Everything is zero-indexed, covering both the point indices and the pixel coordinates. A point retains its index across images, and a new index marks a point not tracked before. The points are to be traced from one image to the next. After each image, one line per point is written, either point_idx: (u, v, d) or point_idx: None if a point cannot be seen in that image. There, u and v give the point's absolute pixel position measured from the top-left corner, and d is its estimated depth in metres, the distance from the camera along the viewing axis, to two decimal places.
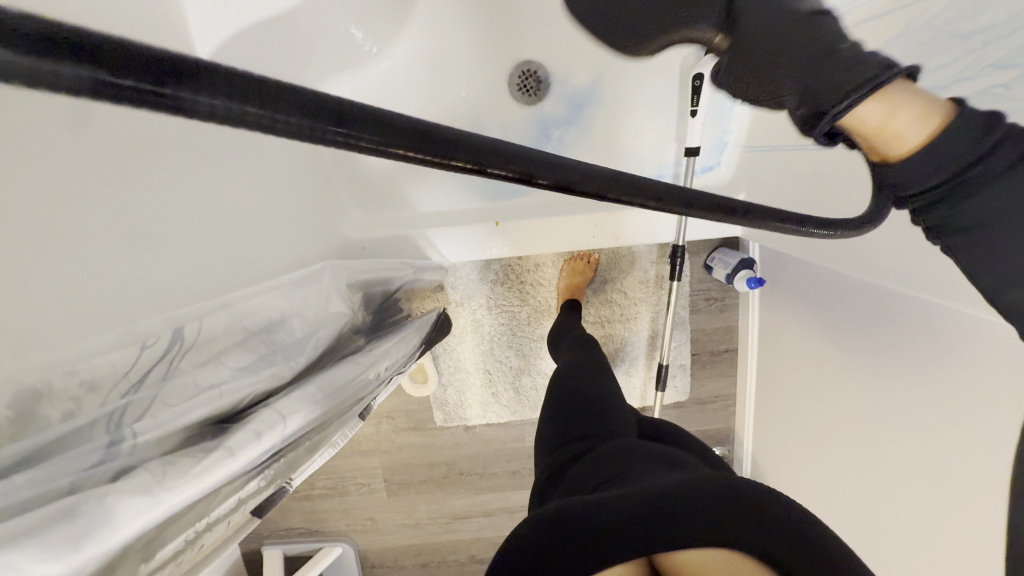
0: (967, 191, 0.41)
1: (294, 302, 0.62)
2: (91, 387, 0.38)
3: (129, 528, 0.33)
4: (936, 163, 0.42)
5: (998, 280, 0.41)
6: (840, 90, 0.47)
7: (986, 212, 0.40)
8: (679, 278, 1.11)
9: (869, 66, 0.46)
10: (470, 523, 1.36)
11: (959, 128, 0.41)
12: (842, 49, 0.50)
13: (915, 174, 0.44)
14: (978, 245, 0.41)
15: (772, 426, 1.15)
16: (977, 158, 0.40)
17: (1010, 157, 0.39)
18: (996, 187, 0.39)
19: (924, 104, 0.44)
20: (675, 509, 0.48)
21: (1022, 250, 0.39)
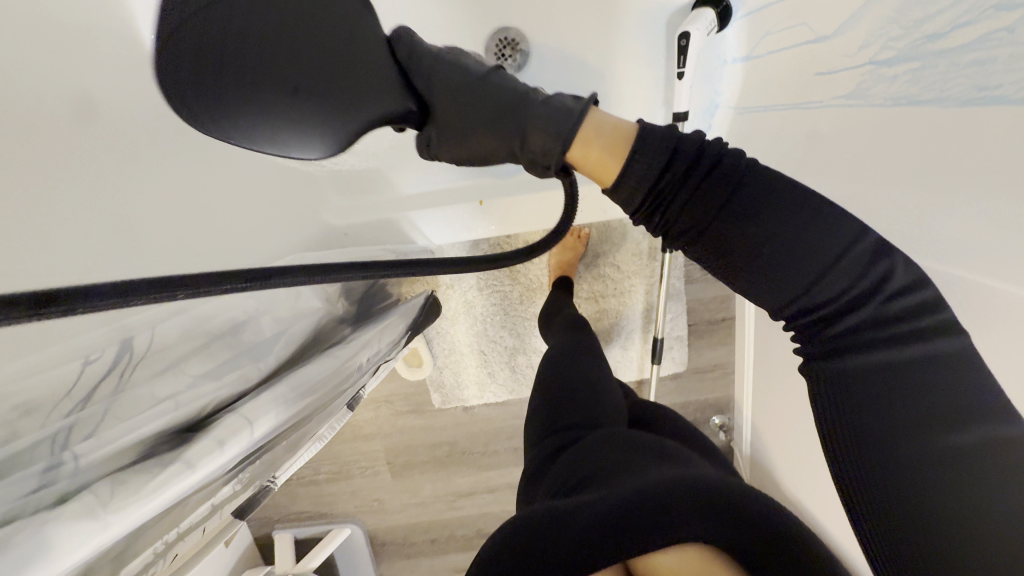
0: (690, 185, 0.43)
1: (263, 301, 0.61)
2: (26, 411, 0.37)
3: (74, 553, 0.33)
4: (638, 178, 0.45)
5: (765, 270, 0.42)
6: (558, 125, 0.52)
7: (719, 198, 0.42)
8: (671, 250, 1.08)
9: (562, 104, 0.54)
10: (475, 500, 1.37)
11: (649, 134, 0.46)
12: (529, 100, 0.58)
13: (625, 189, 0.46)
14: (727, 235, 0.42)
15: (768, 395, 1.14)
16: (665, 164, 0.44)
17: (682, 165, 0.43)
18: (689, 193, 0.43)
19: (613, 128, 0.49)
20: (654, 507, 0.46)
21: (767, 231, 0.41)
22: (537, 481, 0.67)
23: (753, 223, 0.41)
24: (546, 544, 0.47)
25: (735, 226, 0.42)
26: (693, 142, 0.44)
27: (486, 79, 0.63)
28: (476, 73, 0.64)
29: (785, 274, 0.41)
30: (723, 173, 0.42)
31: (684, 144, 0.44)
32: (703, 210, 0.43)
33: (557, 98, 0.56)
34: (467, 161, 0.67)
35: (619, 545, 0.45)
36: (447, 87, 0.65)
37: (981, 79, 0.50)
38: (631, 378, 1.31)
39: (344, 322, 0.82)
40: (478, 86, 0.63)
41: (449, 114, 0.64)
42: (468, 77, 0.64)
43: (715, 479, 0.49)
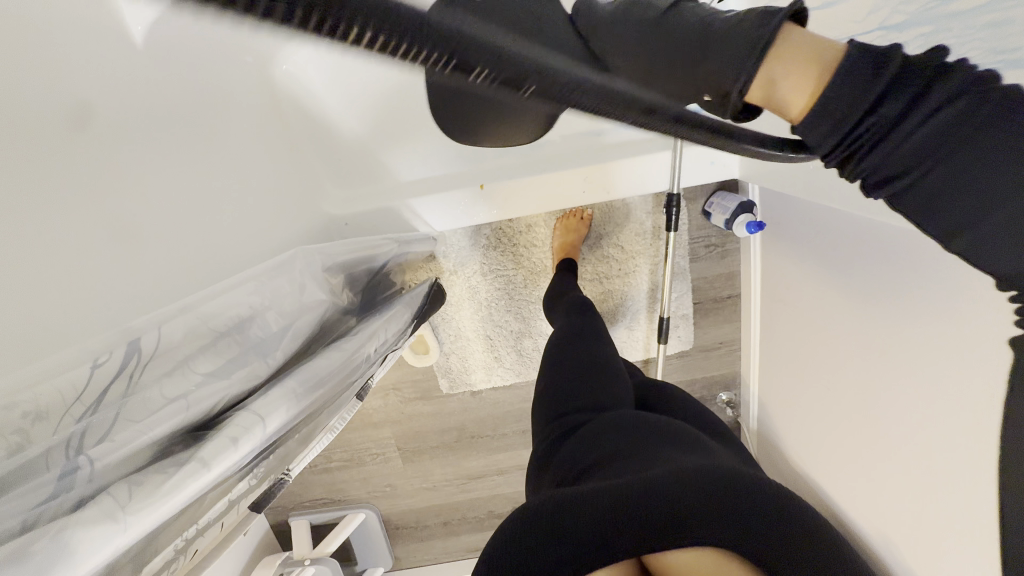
0: (889, 129, 0.37)
1: (267, 296, 0.60)
2: (38, 417, 0.37)
3: (94, 556, 0.33)
4: (833, 119, 0.40)
5: (956, 231, 0.37)
6: (732, 72, 0.46)
7: (911, 158, 0.37)
8: (675, 229, 1.07)
9: (753, 30, 0.45)
10: (486, 482, 1.39)
11: (857, 70, 0.39)
12: (712, 28, 0.48)
13: (815, 132, 0.42)
14: (921, 192, 0.37)
15: (774, 371, 1.14)
16: (875, 104, 0.38)
17: (899, 105, 0.37)
18: (897, 143, 0.37)
19: (804, 57, 0.43)
20: (660, 491, 0.47)
21: (965, 184, 0.35)
22: (544, 464, 0.67)
23: (986, 177, 0.34)
24: (553, 529, 0.47)
25: (957, 178, 0.35)
26: (918, 81, 0.36)
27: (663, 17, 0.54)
28: (651, 15, 0.56)
29: (998, 250, 0.36)
30: (953, 119, 0.35)
31: (910, 81, 0.37)
32: (912, 155, 0.37)
33: (743, 21, 0.46)
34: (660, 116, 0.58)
35: (621, 530, 0.46)
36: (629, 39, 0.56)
37: (998, 44, 0.50)
38: (637, 359, 1.31)
39: (350, 312, 0.82)
40: (651, 26, 0.55)
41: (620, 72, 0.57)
42: (641, 21, 0.56)
43: (729, 466, 0.49)
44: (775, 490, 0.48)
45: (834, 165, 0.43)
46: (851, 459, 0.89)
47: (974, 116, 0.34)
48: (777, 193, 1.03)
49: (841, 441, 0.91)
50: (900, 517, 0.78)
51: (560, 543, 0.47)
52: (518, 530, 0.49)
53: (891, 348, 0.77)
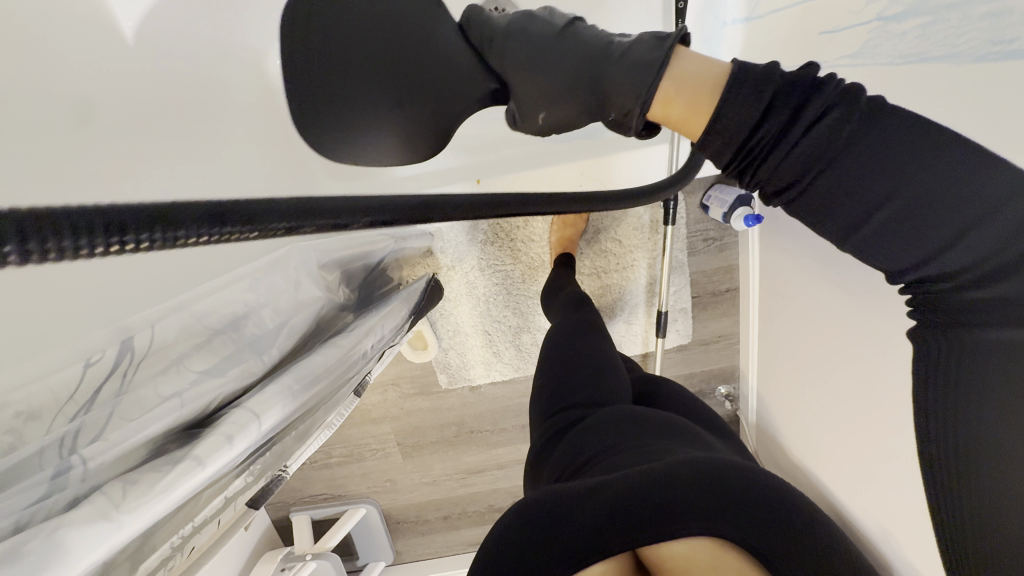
0: (776, 143, 0.41)
1: (262, 293, 0.60)
2: (31, 416, 0.38)
3: (86, 555, 0.33)
4: (728, 135, 0.44)
5: (853, 227, 0.40)
6: (637, 84, 0.50)
7: (800, 166, 0.41)
8: (673, 222, 1.07)
9: (650, 50, 0.51)
10: (486, 476, 1.39)
11: (738, 88, 0.43)
12: (611, 51, 0.54)
13: (712, 149, 0.46)
14: (818, 196, 0.40)
15: (774, 364, 1.14)
16: (760, 120, 0.42)
17: (780, 120, 0.41)
18: (787, 152, 0.41)
19: (696, 80, 0.47)
20: (657, 485, 0.47)
21: (860, 180, 0.38)
22: (542, 459, 0.67)
23: (866, 178, 0.38)
24: (551, 525, 0.47)
25: (841, 181, 0.39)
26: (793, 97, 0.41)
27: (563, 32, 0.58)
28: (552, 29, 0.58)
29: (892, 239, 0.39)
30: (831, 128, 0.39)
31: (788, 97, 0.41)
32: (803, 162, 0.40)
33: (638, 44, 0.52)
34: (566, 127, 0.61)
35: (619, 524, 0.46)
36: (524, 48, 0.58)
37: (995, 32, 0.52)
38: (636, 353, 1.30)
39: (347, 308, 0.82)
40: (554, 41, 0.57)
41: (525, 83, 0.59)
42: (543, 34, 0.58)
43: (729, 461, 0.49)
44: (773, 483, 0.48)
45: (732, 177, 0.47)
46: (850, 453, 0.89)
47: (844, 126, 0.39)
48: None
49: (840, 433, 0.91)
50: (900, 508, 0.79)
51: (558, 541, 0.47)
52: (515, 528, 0.49)
53: (892, 341, 0.76)
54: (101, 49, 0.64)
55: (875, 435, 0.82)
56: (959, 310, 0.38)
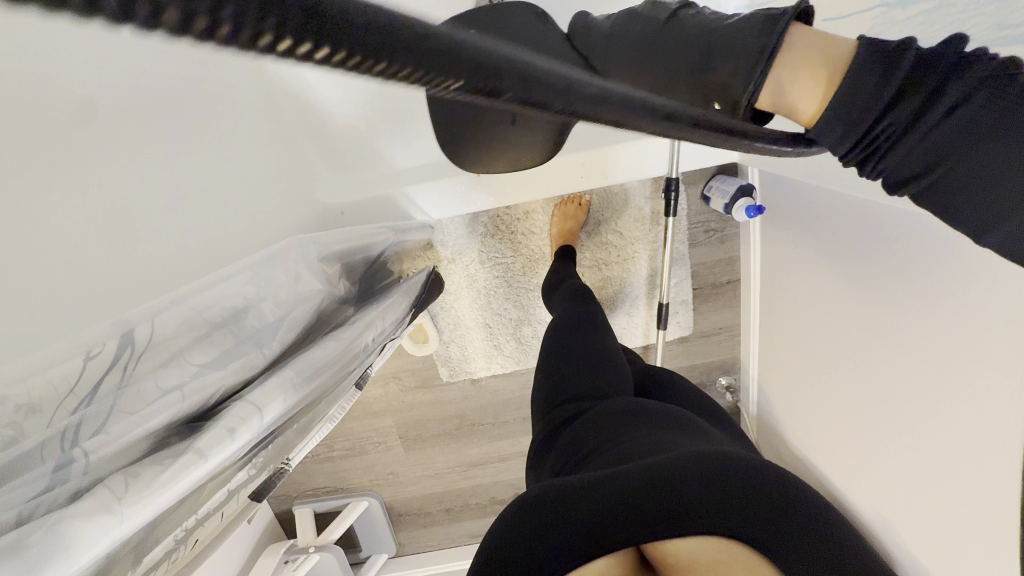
0: (900, 136, 0.38)
1: (261, 285, 0.60)
2: (32, 410, 0.37)
3: (89, 548, 0.33)
4: (848, 126, 0.41)
5: (990, 226, 0.36)
6: (738, 78, 0.49)
7: (926, 160, 0.37)
8: (675, 213, 1.06)
9: (755, 36, 0.48)
10: (487, 469, 1.40)
11: (866, 73, 0.40)
12: (716, 36, 0.52)
13: (830, 138, 0.43)
14: (944, 191, 0.37)
15: (774, 356, 1.14)
16: (887, 107, 0.38)
17: (912, 107, 0.37)
18: (911, 145, 0.37)
19: (814, 65, 0.45)
20: (657, 477, 0.47)
21: (998, 175, 0.34)
22: (543, 452, 0.67)
23: (1011, 169, 0.33)
24: (550, 516, 0.48)
25: (973, 180, 0.35)
26: (933, 77, 0.36)
27: (666, 25, 0.59)
28: (655, 24, 0.61)
29: None
30: (967, 115, 0.34)
31: (922, 79, 0.37)
32: (931, 156, 0.37)
33: (745, 28, 0.49)
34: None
35: (618, 516, 0.46)
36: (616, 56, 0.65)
37: (1003, 17, 0.51)
38: (636, 345, 1.30)
39: (348, 302, 0.81)
40: (655, 37, 0.60)
41: (626, 83, 0.65)
42: (643, 34, 0.61)
43: (729, 453, 0.49)
44: (777, 476, 0.48)
45: (851, 166, 0.43)
46: (852, 444, 0.89)
47: (993, 110, 0.33)
48: (777, 176, 1.02)
49: (842, 425, 0.91)
50: (901, 499, 0.79)
51: (558, 532, 0.47)
52: (515, 520, 0.49)
53: (895, 332, 0.76)
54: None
55: (878, 428, 0.82)
56: None
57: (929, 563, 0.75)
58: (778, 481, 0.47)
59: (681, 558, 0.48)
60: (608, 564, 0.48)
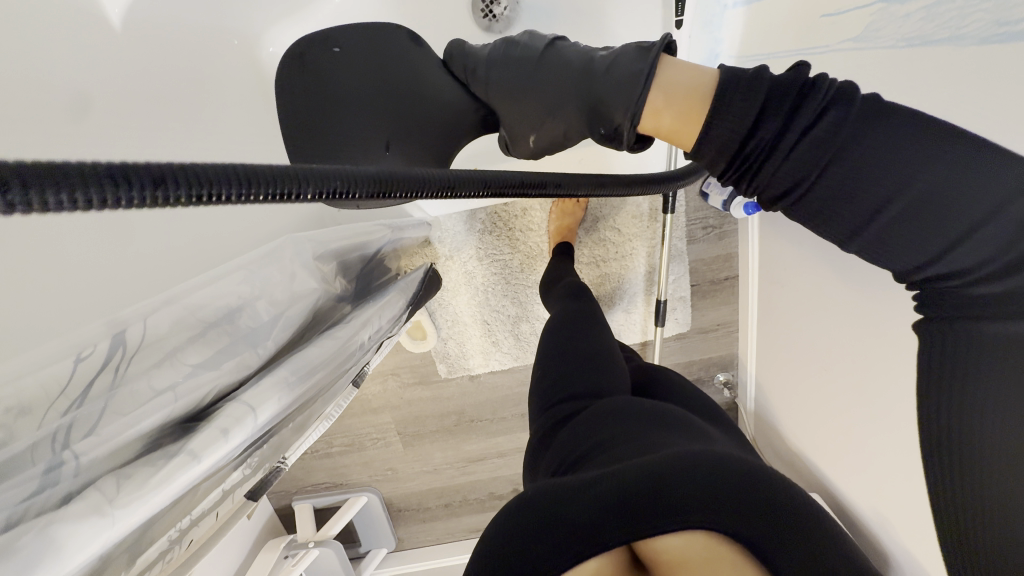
0: (768, 152, 0.43)
1: (256, 284, 0.59)
2: (22, 412, 0.38)
3: (80, 552, 0.33)
4: (722, 143, 0.45)
5: (855, 228, 0.42)
6: (627, 99, 0.53)
7: (795, 174, 0.42)
8: (672, 211, 1.06)
9: (635, 63, 0.54)
10: (486, 464, 1.40)
11: (729, 97, 0.45)
12: (595, 68, 0.57)
13: (708, 156, 0.47)
14: (816, 201, 0.42)
15: (772, 353, 1.14)
16: (754, 127, 0.43)
17: (775, 127, 0.42)
18: (785, 159, 0.42)
19: (684, 93, 0.49)
20: (653, 477, 0.47)
21: (858, 185, 0.40)
22: (541, 450, 0.67)
23: (869, 178, 0.40)
24: (547, 517, 0.47)
25: (838, 186, 0.41)
26: (788, 99, 0.42)
27: (544, 54, 0.63)
28: (536, 53, 0.64)
29: (901, 238, 0.40)
30: (829, 132, 0.41)
31: (781, 101, 0.42)
32: (803, 169, 0.42)
33: (623, 56, 0.55)
34: (560, 141, 0.66)
35: (613, 515, 0.46)
36: (510, 81, 0.65)
37: (1002, 13, 0.50)
38: (635, 342, 1.30)
39: (344, 300, 0.81)
40: (536, 64, 0.63)
41: (519, 105, 0.65)
42: (527, 59, 0.64)
43: (728, 454, 0.49)
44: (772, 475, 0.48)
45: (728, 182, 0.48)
46: (849, 442, 0.89)
47: (840, 128, 0.40)
48: None
49: (839, 424, 0.91)
50: (898, 495, 0.79)
51: (556, 532, 0.47)
52: (512, 519, 0.49)
53: (892, 330, 0.77)
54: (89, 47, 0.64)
55: (875, 425, 0.82)
56: (966, 300, 0.40)
57: (927, 558, 0.75)
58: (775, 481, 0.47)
59: (672, 556, 0.47)
60: (601, 564, 0.48)
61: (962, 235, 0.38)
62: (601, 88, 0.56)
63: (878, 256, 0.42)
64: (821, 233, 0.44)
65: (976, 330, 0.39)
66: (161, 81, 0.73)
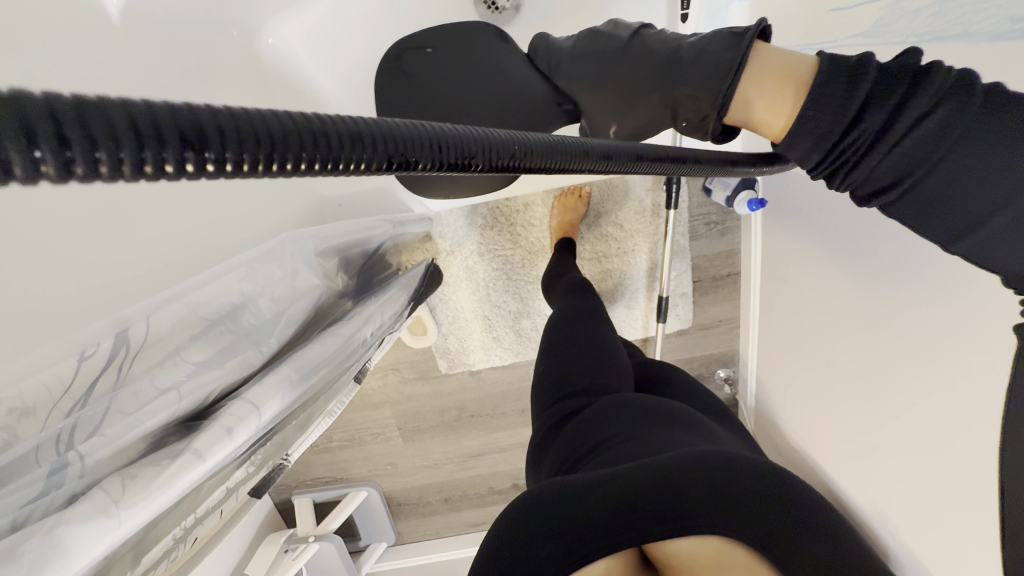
0: (872, 144, 0.42)
1: (260, 282, 0.59)
2: (25, 413, 0.37)
3: (84, 555, 0.33)
4: (820, 135, 0.45)
5: (960, 228, 0.41)
6: (715, 87, 0.53)
7: (899, 168, 0.42)
8: (675, 206, 1.05)
9: (725, 50, 0.53)
10: (486, 459, 1.40)
11: (829, 88, 0.44)
12: (681, 56, 0.58)
13: (802, 146, 0.47)
14: (920, 197, 0.42)
15: (773, 351, 1.14)
16: (856, 119, 0.43)
17: (882, 117, 0.41)
18: (890, 153, 0.41)
19: (777, 79, 0.49)
20: (659, 478, 0.46)
21: (972, 182, 0.39)
22: (544, 448, 0.67)
23: (983, 176, 0.38)
24: (554, 517, 0.47)
25: (945, 184, 0.40)
26: (899, 90, 0.41)
27: (630, 44, 0.65)
28: (621, 42, 0.67)
29: (1011, 239, 0.39)
30: (941, 125, 0.39)
31: (891, 90, 0.41)
32: (910, 162, 0.41)
33: (714, 42, 0.54)
34: (643, 129, 0.68)
35: (617, 516, 0.46)
36: (596, 70, 0.69)
37: (1014, 10, 0.50)
38: (636, 338, 1.30)
39: (346, 295, 0.81)
40: (625, 53, 0.65)
41: (603, 94, 0.69)
42: (613, 49, 0.67)
43: (731, 453, 0.49)
44: (776, 475, 0.48)
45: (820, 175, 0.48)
46: (851, 440, 0.89)
47: (957, 120, 0.39)
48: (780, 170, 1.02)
49: (842, 422, 0.91)
50: (899, 493, 0.79)
51: (563, 533, 0.47)
52: (518, 519, 0.49)
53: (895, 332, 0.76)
54: (96, 35, 0.64)
55: (877, 424, 0.82)
56: None
57: (929, 558, 0.75)
58: (779, 480, 0.48)
59: (684, 560, 0.48)
60: (609, 565, 0.48)
61: None
62: (684, 76, 0.57)
63: (980, 258, 0.41)
64: (921, 232, 0.43)
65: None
66: (161, 72, 0.72)
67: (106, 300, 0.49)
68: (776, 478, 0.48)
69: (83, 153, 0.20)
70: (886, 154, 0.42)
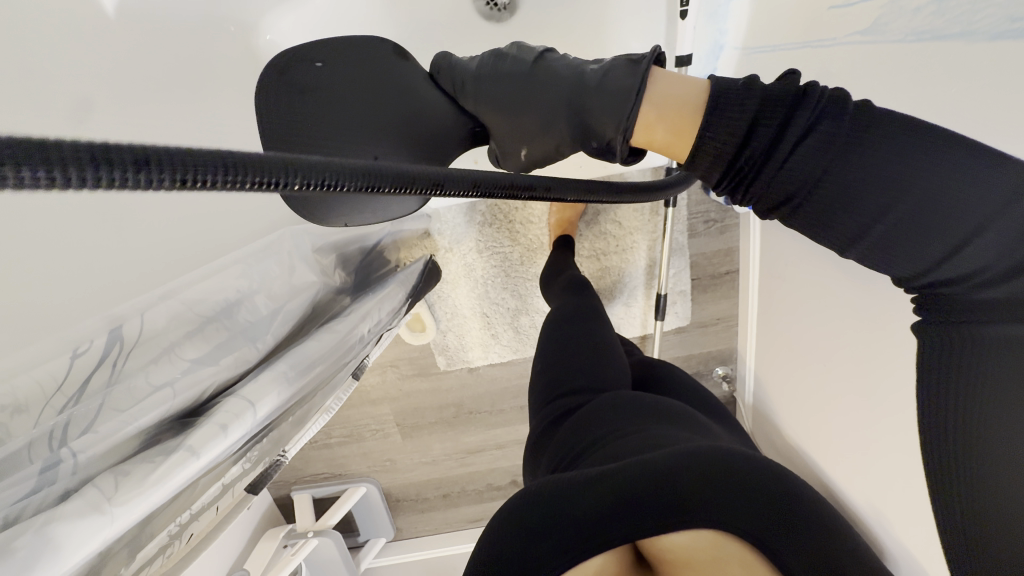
0: (761, 161, 0.44)
1: (256, 279, 0.59)
2: (17, 411, 0.38)
3: (77, 552, 0.33)
4: (715, 155, 0.47)
5: (853, 233, 0.42)
6: (619, 114, 0.53)
7: (790, 181, 0.43)
8: (674, 204, 1.05)
9: (626, 76, 0.53)
10: (484, 456, 1.40)
11: (721, 106, 0.46)
12: (586, 80, 0.56)
13: (705, 164, 0.48)
14: (815, 208, 0.42)
15: (770, 349, 1.14)
16: (746, 138, 0.44)
17: (768, 135, 0.43)
18: (783, 166, 0.43)
19: (678, 103, 0.50)
20: (654, 476, 0.46)
21: (859, 189, 0.40)
22: (541, 444, 0.67)
23: (869, 182, 0.39)
24: (548, 514, 0.47)
25: (834, 195, 0.41)
26: (781, 109, 0.43)
27: (534, 67, 0.61)
28: (523, 64, 0.62)
29: (901, 242, 0.40)
30: (822, 139, 0.41)
31: (776, 108, 0.43)
32: (799, 173, 0.42)
33: (616, 68, 0.54)
34: (550, 156, 0.64)
35: (611, 513, 0.46)
36: (492, 95, 0.63)
37: (1016, 9, 0.50)
38: (634, 334, 1.30)
39: (344, 291, 0.81)
40: (526, 76, 0.61)
41: (501, 119, 0.63)
42: (514, 71, 0.62)
43: (724, 447, 0.49)
44: (770, 472, 0.48)
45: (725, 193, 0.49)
46: (848, 439, 0.89)
47: (832, 135, 0.41)
48: None
49: (840, 420, 0.91)
50: (895, 490, 0.80)
51: (557, 530, 0.47)
52: (514, 516, 0.49)
53: (895, 330, 0.76)
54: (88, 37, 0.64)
55: (874, 422, 0.82)
56: (967, 308, 0.40)
57: (925, 555, 0.75)
58: (773, 478, 0.48)
59: (678, 556, 0.48)
60: (605, 561, 0.48)
61: (972, 236, 0.38)
62: (592, 101, 0.55)
63: (877, 260, 0.42)
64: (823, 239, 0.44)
65: (975, 332, 0.39)
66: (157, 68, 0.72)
67: (104, 296, 0.50)
68: (770, 475, 0.48)
69: (64, 173, 0.21)
70: (779, 168, 0.43)
